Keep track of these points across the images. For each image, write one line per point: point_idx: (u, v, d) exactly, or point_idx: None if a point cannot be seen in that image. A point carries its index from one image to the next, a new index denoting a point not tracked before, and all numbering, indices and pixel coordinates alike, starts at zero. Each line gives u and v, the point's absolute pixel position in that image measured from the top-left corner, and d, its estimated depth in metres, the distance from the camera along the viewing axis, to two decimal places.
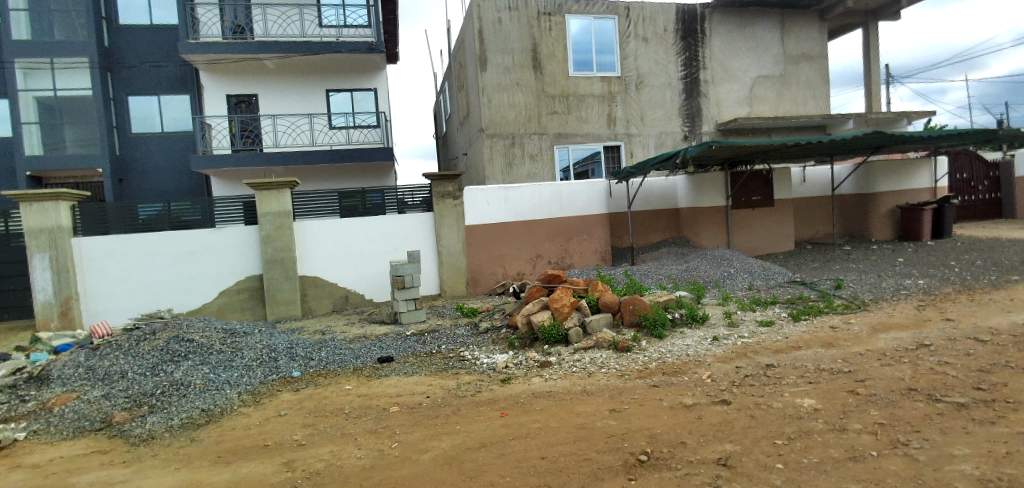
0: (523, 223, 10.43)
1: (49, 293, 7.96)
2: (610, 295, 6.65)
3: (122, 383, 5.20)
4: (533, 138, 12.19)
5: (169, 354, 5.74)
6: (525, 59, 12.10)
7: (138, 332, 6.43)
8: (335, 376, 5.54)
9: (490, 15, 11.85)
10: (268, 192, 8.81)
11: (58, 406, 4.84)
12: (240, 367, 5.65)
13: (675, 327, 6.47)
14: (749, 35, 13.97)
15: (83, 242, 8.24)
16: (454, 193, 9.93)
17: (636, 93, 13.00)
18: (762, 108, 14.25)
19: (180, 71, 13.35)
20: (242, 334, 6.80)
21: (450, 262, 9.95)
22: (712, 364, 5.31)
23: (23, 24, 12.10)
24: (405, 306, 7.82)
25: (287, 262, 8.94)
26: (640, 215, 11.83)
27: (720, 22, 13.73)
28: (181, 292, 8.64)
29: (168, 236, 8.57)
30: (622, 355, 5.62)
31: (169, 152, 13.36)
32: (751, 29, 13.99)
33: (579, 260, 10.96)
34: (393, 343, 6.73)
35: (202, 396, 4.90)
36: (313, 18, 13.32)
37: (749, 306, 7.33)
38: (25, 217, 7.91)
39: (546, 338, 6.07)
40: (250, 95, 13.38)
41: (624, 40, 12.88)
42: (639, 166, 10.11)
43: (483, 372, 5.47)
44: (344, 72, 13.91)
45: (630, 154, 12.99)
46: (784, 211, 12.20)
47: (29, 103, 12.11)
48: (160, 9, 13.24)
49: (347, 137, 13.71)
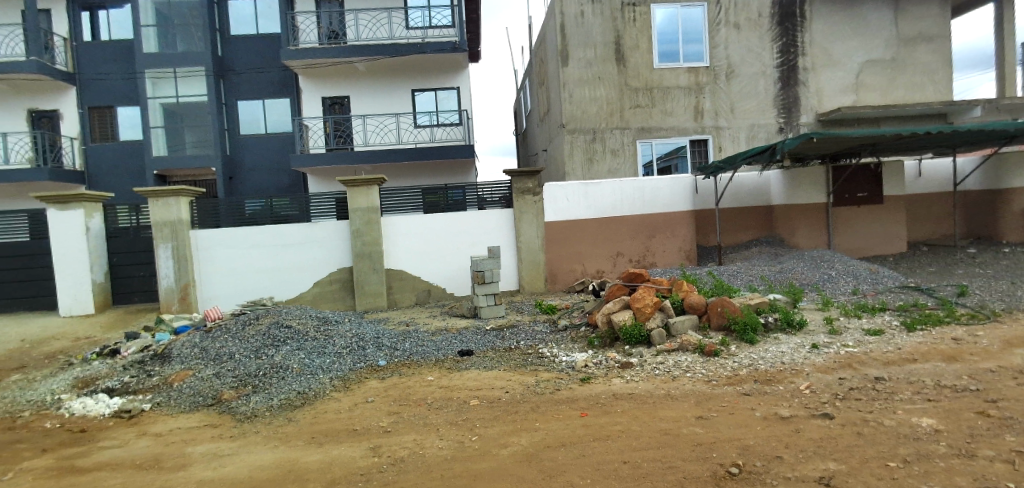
0: (602, 220, 10.20)
1: (172, 279, 8.95)
2: (696, 296, 6.28)
3: (230, 363, 5.70)
4: (615, 133, 11.88)
5: (270, 339, 6.22)
6: (607, 51, 11.80)
7: (243, 318, 7.02)
8: (418, 366, 5.71)
9: (572, 8, 11.66)
10: (357, 188, 9.30)
11: (177, 381, 5.39)
12: (331, 354, 5.99)
13: (767, 332, 5.98)
14: (856, 14, 12.69)
15: (198, 234, 9.17)
16: (534, 189, 9.91)
17: (726, 84, 12.27)
18: (872, 95, 12.90)
19: (282, 77, 14.40)
20: (334, 322, 7.22)
21: (529, 258, 9.96)
22: (810, 374, 4.83)
23: (152, 38, 13.58)
24: (485, 301, 7.92)
25: (373, 256, 9.40)
26: (729, 213, 11.18)
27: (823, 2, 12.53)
28: (282, 282, 9.37)
29: (270, 230, 9.32)
30: (709, 360, 5.31)
31: (272, 151, 14.48)
32: (859, 8, 12.68)
33: (661, 259, 10.54)
34: (473, 337, 6.83)
35: (298, 379, 5.24)
36: (400, 20, 13.99)
37: (853, 312, 6.62)
38: (153, 211, 8.92)
39: (627, 339, 5.86)
40: (342, 97, 14.26)
41: (714, 27, 12.18)
42: (729, 160, 9.52)
43: (562, 370, 5.38)
44: (429, 73, 14.48)
45: (718, 148, 12.32)
46: (894, 209, 11.09)
47: (157, 109, 13.67)
48: (265, 20, 14.42)
49: (430, 135, 14.27)
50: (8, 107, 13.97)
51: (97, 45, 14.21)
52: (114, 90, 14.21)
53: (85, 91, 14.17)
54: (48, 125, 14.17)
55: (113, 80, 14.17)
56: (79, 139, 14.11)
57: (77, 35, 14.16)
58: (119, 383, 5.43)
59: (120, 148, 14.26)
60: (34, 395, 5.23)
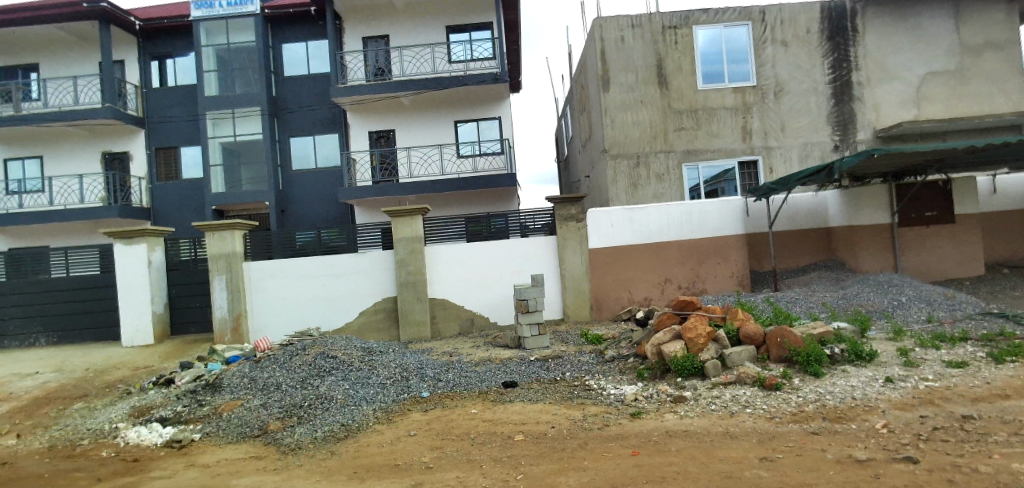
0: (648, 247, 9.93)
1: (225, 310, 9.31)
2: (753, 325, 5.92)
3: (277, 393, 5.77)
4: (660, 156, 11.70)
5: (316, 369, 6.29)
6: (650, 74, 11.75)
7: (291, 348, 7.14)
8: (462, 398, 5.59)
9: (612, 34, 11.77)
10: (401, 218, 9.50)
11: (226, 411, 5.48)
12: (375, 384, 5.97)
13: (834, 364, 5.53)
14: (912, 26, 12.17)
15: (251, 266, 9.56)
16: (577, 215, 9.81)
17: (775, 102, 11.94)
18: (935, 109, 12.24)
19: (333, 113, 15.14)
20: (378, 352, 7.24)
21: (573, 285, 9.78)
22: (887, 411, 4.35)
23: (213, 82, 14.66)
24: (529, 330, 7.75)
25: (418, 285, 9.48)
26: (784, 235, 10.72)
27: (875, 15, 12.12)
28: (329, 312, 9.57)
29: (318, 260, 9.59)
30: (770, 394, 4.93)
31: (322, 185, 15.12)
32: (915, 19, 12.17)
33: (711, 285, 10.10)
34: (518, 368, 6.67)
35: (342, 410, 5.23)
36: (443, 55, 14.65)
37: (931, 342, 6.03)
38: (209, 244, 9.39)
39: (679, 371, 5.57)
40: (389, 130, 14.84)
41: (759, 46, 11.96)
42: (783, 180, 9.18)
43: (610, 403, 5.12)
44: (472, 104, 14.86)
45: (769, 169, 11.96)
46: (966, 229, 10.34)
47: (217, 148, 14.61)
48: (317, 61, 15.34)
49: (473, 165, 14.60)
50: (87, 150, 15.31)
51: (165, 90, 15.47)
52: (179, 131, 15.33)
53: (154, 133, 15.38)
54: (120, 166, 15.38)
55: (178, 121, 15.32)
56: (146, 178, 15.23)
57: (147, 82, 15.48)
58: (172, 412, 5.58)
59: (183, 186, 15.26)
60: (94, 424, 5.44)
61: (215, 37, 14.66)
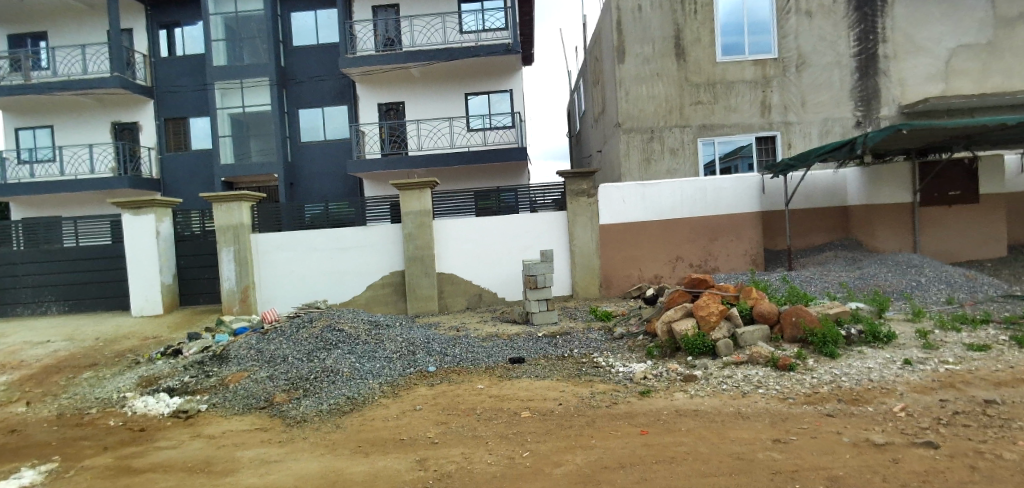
0: (660, 223, 9.71)
1: (233, 282, 9.29)
2: (767, 304, 5.77)
3: (284, 365, 5.76)
4: (674, 131, 11.34)
5: (322, 342, 6.26)
6: (667, 47, 11.28)
7: (298, 320, 7.12)
8: (469, 373, 5.54)
9: (630, 3, 11.25)
10: (410, 191, 9.35)
11: (233, 382, 5.48)
12: (382, 359, 5.93)
13: (850, 345, 5.38)
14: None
15: (258, 238, 9.51)
16: (589, 190, 9.58)
17: (797, 76, 11.46)
18: (967, 83, 11.68)
19: (340, 84, 14.82)
20: (385, 326, 7.19)
21: (582, 262, 9.64)
22: (905, 394, 4.20)
23: (221, 52, 14.35)
24: (537, 306, 7.67)
25: (425, 259, 9.40)
26: (801, 213, 10.44)
27: None
28: (336, 285, 9.54)
29: (325, 233, 9.51)
30: (783, 374, 4.82)
31: (330, 158, 14.94)
32: None
33: (724, 263, 9.91)
34: (525, 344, 6.60)
35: (348, 383, 5.21)
36: (454, 25, 14.18)
37: (952, 324, 5.84)
38: (217, 216, 9.31)
39: (690, 349, 5.46)
40: (397, 102, 14.53)
41: (784, 17, 11.39)
42: (802, 156, 8.85)
43: (619, 381, 5.04)
44: (483, 76, 14.49)
45: (787, 145, 11.58)
46: (990, 209, 10.00)
47: (225, 118, 14.39)
48: (324, 30, 14.94)
49: (483, 139, 14.30)
50: (96, 120, 15.20)
51: (171, 60, 15.20)
52: (186, 102, 15.13)
53: (161, 103, 15.20)
54: (129, 136, 15.28)
55: (185, 92, 15.10)
56: (155, 149, 15.14)
57: (154, 51, 15.21)
58: (179, 382, 5.60)
59: (190, 157, 15.17)
60: (103, 393, 5.48)
61: (220, 5, 14.27)
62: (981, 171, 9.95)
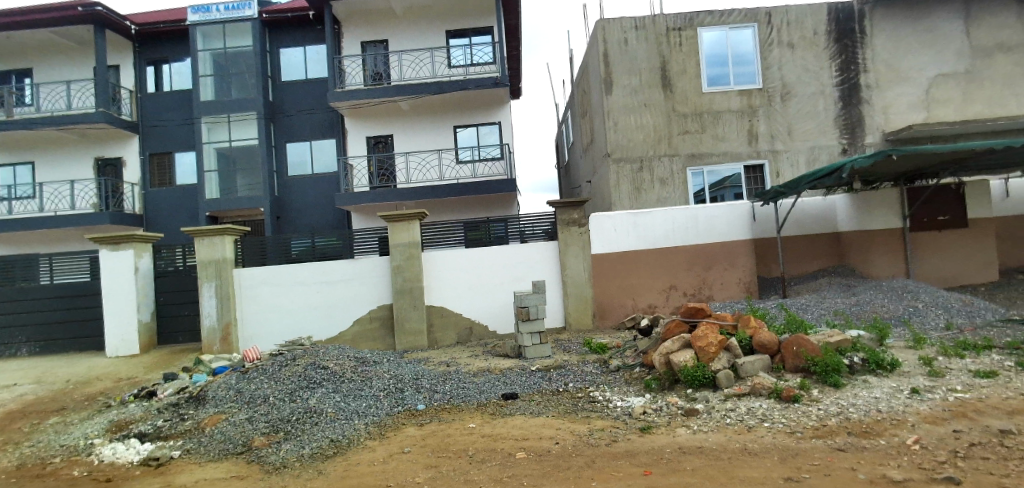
0: (652, 252, 9.64)
1: (214, 318, 9.00)
2: (766, 333, 5.62)
3: (264, 407, 5.46)
4: (663, 160, 11.46)
5: (306, 381, 5.96)
6: (653, 78, 11.55)
7: (281, 358, 6.82)
8: (460, 411, 5.27)
9: (616, 36, 11.58)
10: (399, 223, 9.22)
11: (209, 426, 5.15)
12: (368, 397, 5.65)
13: (854, 375, 5.22)
14: (921, 28, 12.00)
15: (242, 272, 9.26)
16: (580, 220, 9.54)
17: (782, 106, 11.74)
18: (943, 111, 12.04)
19: (330, 117, 14.95)
20: (372, 362, 6.92)
21: (575, 292, 9.48)
22: (916, 425, 4.02)
23: (209, 87, 14.48)
24: (530, 339, 7.43)
25: (415, 292, 9.18)
26: (792, 240, 10.45)
27: (884, 18, 11.97)
28: (323, 320, 9.25)
29: (312, 266, 9.29)
30: (788, 407, 4.63)
31: (319, 191, 14.88)
32: (925, 22, 12.00)
33: (718, 292, 9.81)
34: (518, 379, 6.34)
35: (332, 425, 4.92)
36: (443, 59, 14.50)
37: (955, 350, 5.72)
38: (198, 250, 9.10)
39: (690, 381, 5.26)
40: (387, 135, 14.62)
41: (765, 49, 11.78)
42: (791, 184, 8.91)
43: (618, 417, 4.80)
44: (473, 109, 14.71)
45: (775, 173, 11.73)
46: (979, 234, 10.12)
47: (212, 153, 14.38)
48: (315, 65, 15.18)
49: (473, 170, 14.39)
50: (80, 155, 15.09)
51: (161, 94, 15.27)
52: (174, 136, 15.12)
53: (148, 138, 15.18)
54: (113, 172, 15.15)
55: (174, 126, 15.12)
56: (139, 184, 14.99)
57: (142, 87, 15.29)
58: (151, 427, 5.25)
59: (176, 191, 15.01)
60: (68, 441, 5.11)
61: (211, 41, 14.50)
62: (966, 196, 10.10)
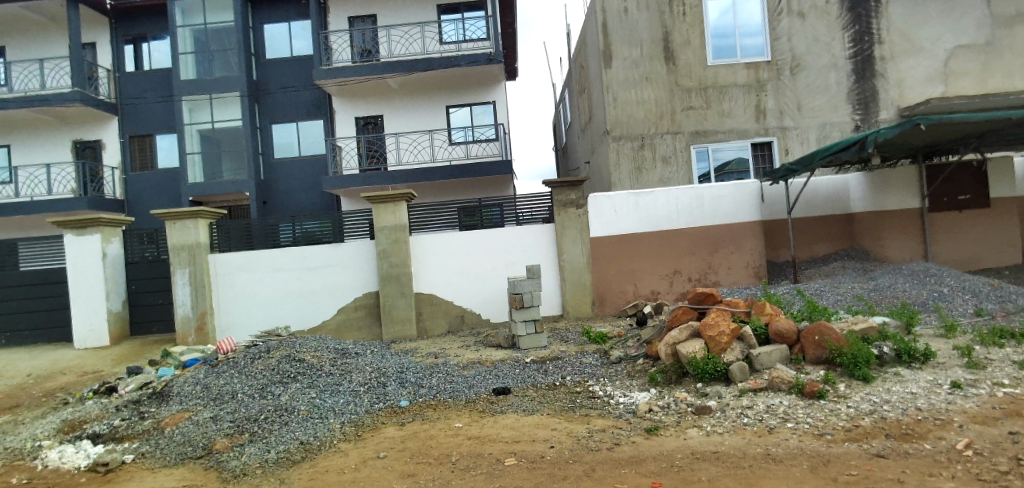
0: (657, 235, 9.08)
1: (188, 307, 8.52)
2: (783, 321, 5.08)
3: (232, 404, 4.97)
4: (666, 138, 10.83)
5: (279, 375, 5.49)
6: (656, 49, 10.84)
7: (255, 349, 6.31)
8: (447, 409, 4.77)
9: (616, 4, 10.83)
10: (384, 205, 8.66)
11: (170, 426, 4.67)
12: (346, 392, 5.18)
13: (882, 366, 4.70)
14: None
15: (218, 258, 8.76)
16: (578, 201, 8.95)
17: (792, 79, 11.07)
18: (964, 84, 11.36)
19: (316, 97, 14.31)
20: (354, 354, 6.42)
21: (573, 278, 8.95)
22: (964, 426, 3.49)
23: (190, 65, 13.77)
24: (524, 329, 6.92)
25: (402, 278, 8.66)
26: (804, 222, 9.87)
27: None
28: (306, 309, 8.76)
29: (293, 252, 8.77)
30: (813, 404, 4.11)
31: (306, 174, 14.30)
32: None
33: (726, 277, 9.27)
34: (511, 372, 5.84)
35: (303, 425, 4.44)
36: (434, 34, 13.80)
37: (991, 338, 5.18)
38: (171, 234, 8.58)
39: (699, 375, 4.74)
40: (377, 116, 13.99)
41: (775, 18, 11.05)
42: (803, 160, 8.31)
43: (620, 416, 4.29)
44: (465, 88, 14.02)
45: (784, 152, 11.14)
46: (1002, 214, 9.55)
47: (193, 135, 13.76)
48: (299, 42, 14.49)
49: (466, 152, 13.77)
50: (55, 139, 14.50)
51: (138, 74, 14.62)
52: (154, 118, 14.50)
53: (126, 120, 14.56)
54: (91, 155, 14.58)
55: (153, 107, 14.49)
56: (119, 168, 14.45)
57: (120, 66, 14.65)
58: (107, 427, 4.76)
59: (158, 176, 14.45)
60: (14, 443, 4.64)
61: (191, 17, 13.81)
62: (990, 173, 9.51)
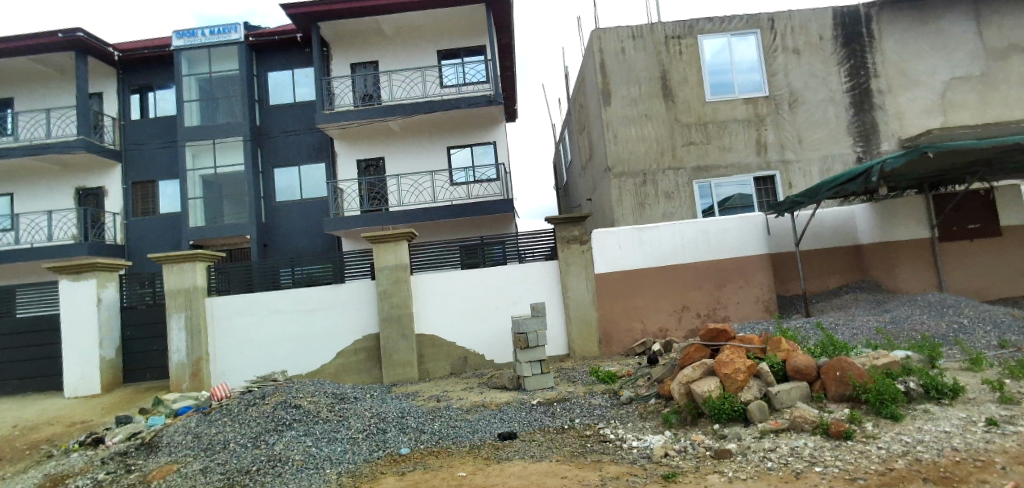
0: (663, 270, 8.95)
1: (183, 353, 8.32)
2: (801, 357, 4.87)
3: (223, 455, 4.71)
4: (667, 174, 10.90)
5: (275, 423, 5.25)
6: (654, 87, 11.11)
7: (250, 396, 6.09)
8: (449, 456, 4.50)
9: (612, 46, 11.19)
10: (386, 244, 8.60)
11: (157, 479, 4.40)
12: (345, 440, 4.93)
13: (910, 404, 4.45)
14: (931, 31, 11.57)
15: (215, 301, 8.64)
16: (581, 236, 8.88)
17: (790, 113, 11.26)
18: (960, 115, 11.53)
19: (317, 141, 14.63)
20: (353, 399, 6.18)
21: (579, 316, 8.75)
22: (1008, 468, 3.23)
23: (195, 112, 14.25)
24: (530, 369, 6.67)
25: (403, 319, 8.48)
26: (812, 254, 9.74)
27: (892, 22, 11.57)
28: (303, 353, 8.54)
29: (291, 294, 8.65)
30: (840, 445, 3.85)
31: (309, 216, 14.39)
32: (935, 24, 11.57)
33: (735, 312, 9.05)
34: (517, 415, 5.58)
35: (298, 476, 4.17)
36: (434, 79, 14.24)
37: (1022, 371, 4.92)
38: (167, 278, 8.52)
39: (716, 416, 4.50)
40: (377, 158, 14.22)
41: (769, 56, 11.38)
42: (809, 192, 8.27)
43: (634, 461, 4.01)
44: (466, 129, 14.32)
45: (787, 184, 11.16)
46: (1013, 244, 9.42)
47: (196, 180, 14.01)
48: (302, 89, 14.96)
49: (467, 192, 13.88)
50: (61, 186, 14.76)
51: (145, 122, 15.07)
52: (160, 164, 14.80)
53: (131, 166, 14.88)
54: (93, 202, 14.79)
55: (159, 154, 14.82)
56: (121, 214, 14.61)
57: (125, 114, 15.12)
58: (91, 481, 4.49)
59: (161, 220, 14.58)
60: None
61: (196, 66, 14.33)
62: (998, 202, 9.45)
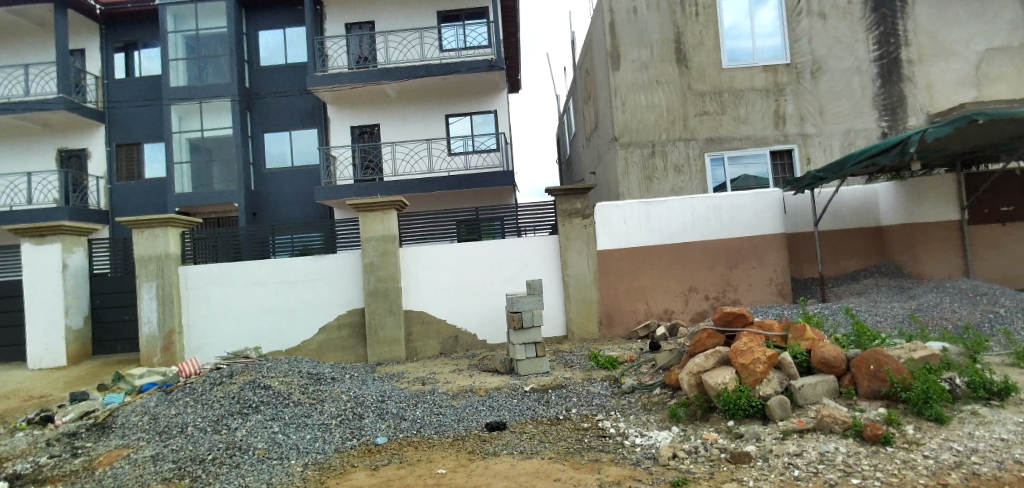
0: (671, 248, 8.35)
1: (155, 325, 7.89)
2: (829, 347, 4.31)
3: (179, 440, 4.26)
4: (678, 145, 10.18)
5: (239, 405, 4.79)
6: (666, 51, 10.27)
7: (216, 374, 5.62)
8: (428, 449, 4.00)
9: (623, 5, 10.29)
10: (373, 213, 8.02)
11: (102, 466, 3.95)
12: (315, 427, 4.44)
13: (955, 403, 3.91)
14: None
15: (188, 270, 8.12)
16: (583, 210, 8.27)
17: (812, 83, 10.44)
18: (995, 90, 10.68)
19: (311, 105, 13.91)
20: (329, 380, 5.69)
21: (578, 295, 8.21)
22: None
23: (181, 71, 13.45)
24: (523, 352, 6.15)
25: (390, 294, 7.97)
26: (831, 235, 9.13)
27: None
28: (285, 326, 8.07)
29: (272, 264, 8.11)
30: (879, 452, 3.30)
31: (299, 185, 13.79)
32: None
33: (747, 295, 8.48)
34: (507, 403, 5.07)
35: (256, 468, 3.67)
36: (433, 41, 13.39)
37: None
38: (139, 244, 8.02)
39: (732, 411, 3.98)
40: (372, 125, 13.52)
41: (793, 19, 10.49)
42: (835, 166, 7.52)
43: (637, 463, 3.51)
44: (466, 96, 13.56)
45: (806, 160, 10.42)
46: None
47: (182, 143, 13.35)
48: (294, 48, 14.15)
49: (465, 162, 13.18)
50: (41, 147, 14.14)
51: (127, 81, 14.35)
52: (142, 126, 14.17)
53: (114, 128, 14.22)
54: (76, 164, 14.22)
55: (142, 115, 14.18)
56: (105, 177, 14.04)
57: (109, 72, 14.38)
58: (30, 467, 4.08)
59: (145, 186, 14.05)
60: None
61: (182, 23, 13.50)
62: None
